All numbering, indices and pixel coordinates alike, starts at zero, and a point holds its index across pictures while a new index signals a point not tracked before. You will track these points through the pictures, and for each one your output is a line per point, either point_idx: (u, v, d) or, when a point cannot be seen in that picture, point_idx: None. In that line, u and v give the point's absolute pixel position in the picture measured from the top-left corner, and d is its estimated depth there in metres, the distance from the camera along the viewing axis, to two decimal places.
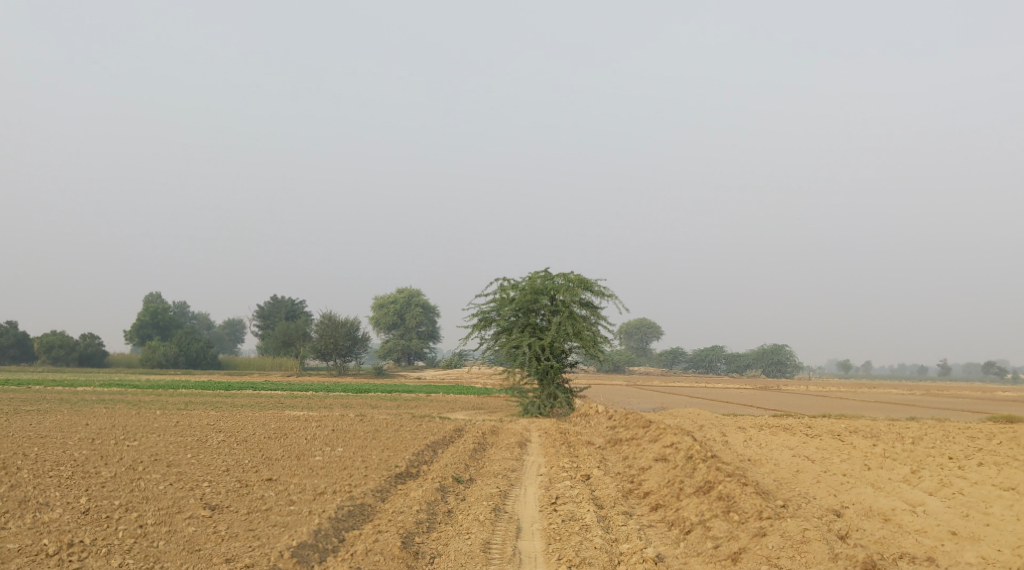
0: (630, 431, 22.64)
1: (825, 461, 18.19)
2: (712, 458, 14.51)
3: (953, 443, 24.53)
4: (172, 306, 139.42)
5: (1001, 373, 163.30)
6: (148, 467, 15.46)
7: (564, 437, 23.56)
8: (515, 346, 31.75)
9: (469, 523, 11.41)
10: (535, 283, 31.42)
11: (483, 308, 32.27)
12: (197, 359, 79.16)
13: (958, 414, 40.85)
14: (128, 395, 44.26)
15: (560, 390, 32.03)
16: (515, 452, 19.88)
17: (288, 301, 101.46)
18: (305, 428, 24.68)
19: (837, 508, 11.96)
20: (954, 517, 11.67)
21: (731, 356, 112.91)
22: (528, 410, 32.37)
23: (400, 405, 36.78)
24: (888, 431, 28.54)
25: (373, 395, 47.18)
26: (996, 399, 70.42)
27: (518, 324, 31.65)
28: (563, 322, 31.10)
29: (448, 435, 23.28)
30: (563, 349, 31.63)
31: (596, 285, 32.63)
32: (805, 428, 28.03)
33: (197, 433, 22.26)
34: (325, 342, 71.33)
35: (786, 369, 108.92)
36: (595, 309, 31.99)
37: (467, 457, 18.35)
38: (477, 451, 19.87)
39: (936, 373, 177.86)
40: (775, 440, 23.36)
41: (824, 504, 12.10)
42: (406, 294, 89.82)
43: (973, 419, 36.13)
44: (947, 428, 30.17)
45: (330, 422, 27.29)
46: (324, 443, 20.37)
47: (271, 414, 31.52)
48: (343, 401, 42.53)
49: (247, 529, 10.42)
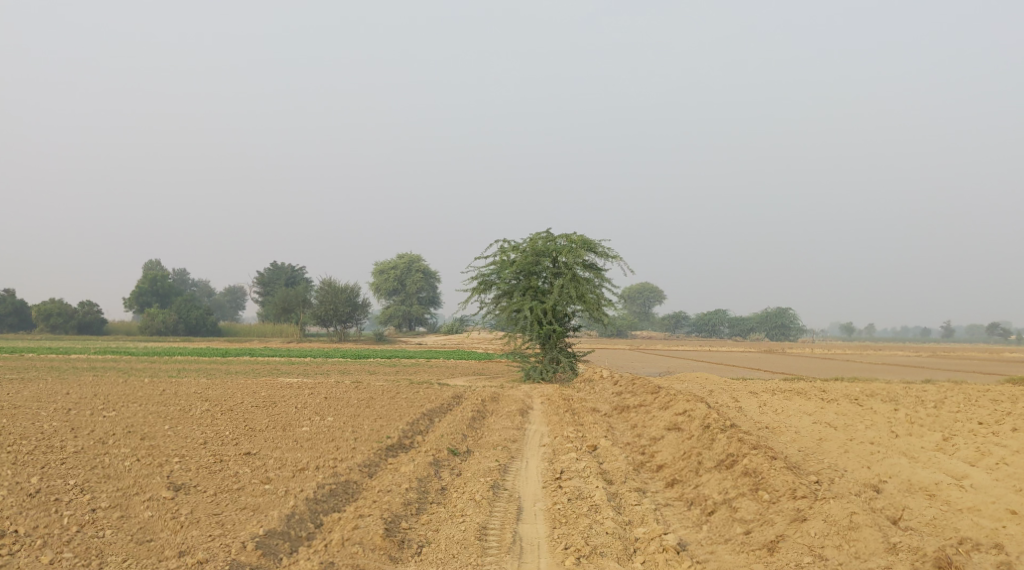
0: (638, 397, 21.47)
1: (848, 429, 17.00)
2: (731, 427, 13.27)
3: (976, 406, 23.41)
4: (172, 273, 138.02)
5: (1004, 335, 162.16)
6: (119, 440, 14.29)
7: (567, 403, 22.36)
8: (515, 310, 30.51)
9: (464, 504, 10.23)
10: (536, 244, 30.16)
11: (482, 271, 31.02)
12: (197, 326, 78.11)
13: (973, 377, 39.62)
14: (121, 363, 43.12)
15: (562, 355, 30.80)
16: (516, 421, 18.69)
17: (289, 268, 100.11)
18: (298, 397, 23.58)
19: (874, 481, 10.77)
20: (1008, 493, 10.51)
21: (733, 321, 111.84)
22: (529, 377, 31.17)
23: (399, 372, 35.61)
24: (907, 395, 27.43)
25: (372, 361, 46.02)
26: (1005, 361, 69.37)
27: (520, 287, 30.39)
28: (566, 285, 29.83)
29: (446, 403, 22.10)
30: (566, 313, 30.39)
31: (599, 246, 31.39)
32: (820, 393, 26.90)
33: (181, 403, 21.04)
34: (325, 309, 70.20)
35: (790, 332, 107.82)
36: (599, 271, 30.75)
37: (463, 426, 17.11)
38: (476, 420, 18.68)
39: (939, 337, 176.83)
40: (791, 405, 22.22)
41: (859, 478, 10.90)
42: (406, 260, 88.44)
43: (989, 382, 34.92)
44: (966, 392, 28.94)
45: (324, 391, 26.14)
46: (314, 413, 19.17)
47: (264, 382, 30.35)
48: (341, 367, 41.38)
49: (211, 513, 9.33)
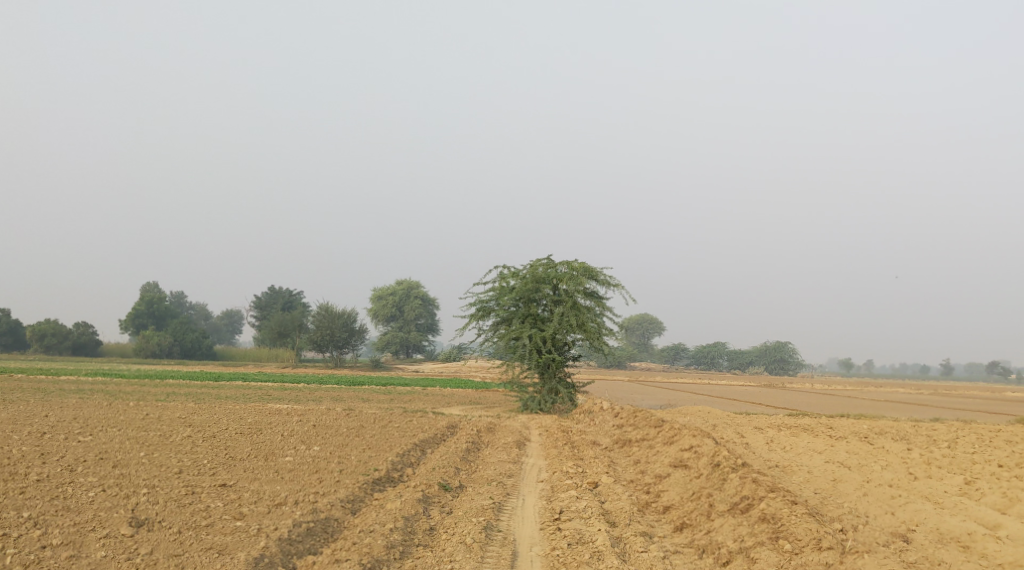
0: (640, 431, 20.61)
1: (863, 470, 16.13)
2: (744, 466, 12.40)
3: (991, 447, 22.55)
4: (169, 296, 137.08)
5: (1004, 374, 160.95)
6: (88, 468, 13.39)
7: (566, 436, 21.48)
8: (514, 338, 29.65)
9: (453, 547, 9.38)
10: (537, 271, 29.36)
11: (480, 297, 30.19)
12: (192, 349, 77.11)
13: (981, 416, 38.70)
14: (109, 385, 42.10)
15: (561, 385, 29.90)
16: (512, 453, 17.81)
17: (286, 292, 99.30)
18: (286, 424, 22.70)
19: (902, 532, 9.92)
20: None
21: (733, 353, 110.99)
22: (527, 407, 30.23)
23: (393, 400, 34.67)
24: (916, 433, 26.52)
25: (367, 388, 45.10)
26: (1008, 400, 68.35)
27: (519, 314, 29.55)
28: (566, 313, 28.98)
29: (439, 433, 21.20)
30: (566, 342, 29.53)
31: (601, 274, 30.58)
32: (827, 429, 26.03)
33: (163, 428, 20.13)
34: (321, 334, 69.22)
35: (789, 366, 106.85)
36: (600, 300, 29.92)
37: (457, 459, 16.23)
38: (471, 452, 17.80)
39: (938, 374, 175.68)
40: (800, 442, 21.35)
41: (886, 528, 10.05)
42: (406, 286, 87.59)
43: (998, 421, 34.05)
44: (977, 431, 28.09)
45: (314, 417, 25.26)
46: (301, 441, 18.30)
47: (254, 407, 29.43)
48: (335, 393, 40.38)
49: (172, 555, 8.55)
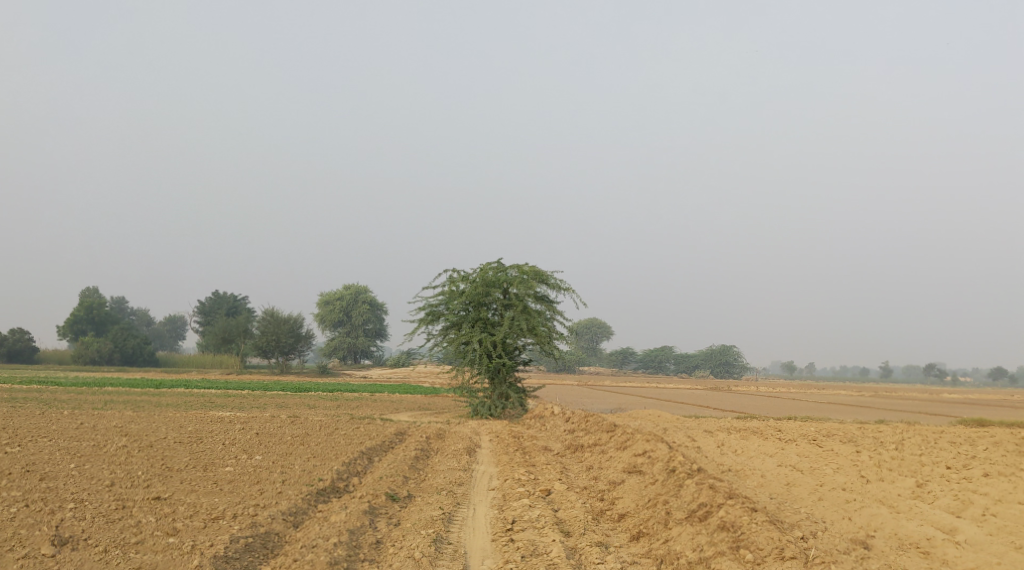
0: (592, 436, 20.37)
1: (815, 473, 16.02)
2: (700, 472, 12.16)
3: (938, 449, 22.78)
4: (109, 301, 133.82)
5: (941, 376, 164.72)
6: (12, 481, 12.65)
7: (517, 442, 21.13)
8: (464, 343, 29.22)
9: (401, 563, 8.98)
10: (487, 275, 29.02)
11: (429, 301, 29.72)
12: (133, 356, 75.18)
13: (923, 417, 39.31)
14: (44, 394, 40.62)
15: (512, 390, 29.53)
16: (463, 460, 17.39)
17: (231, 297, 97.49)
18: (228, 432, 21.97)
19: (860, 540, 9.76)
20: (996, 561, 9.55)
21: (679, 357, 111.88)
22: (477, 413, 29.76)
23: (340, 407, 33.96)
24: (863, 435, 26.69)
25: (313, 394, 44.22)
26: (946, 402, 69.95)
27: (469, 318, 29.15)
28: (516, 317, 28.74)
29: (387, 440, 20.70)
30: (516, 346, 29.24)
31: (551, 278, 30.39)
32: (776, 433, 26.10)
33: (96, 438, 19.29)
34: (266, 339, 67.96)
35: (735, 369, 108.09)
36: (550, 304, 29.71)
37: (405, 467, 15.73)
38: (419, 459, 17.33)
39: (878, 377, 179.35)
40: (751, 446, 21.30)
41: (844, 536, 9.89)
42: (353, 290, 86.45)
43: (941, 423, 34.59)
44: (922, 433, 28.44)
45: (258, 425, 24.53)
46: (242, 451, 17.64)
47: (195, 414, 28.55)
48: (280, 400, 39.48)
49: None
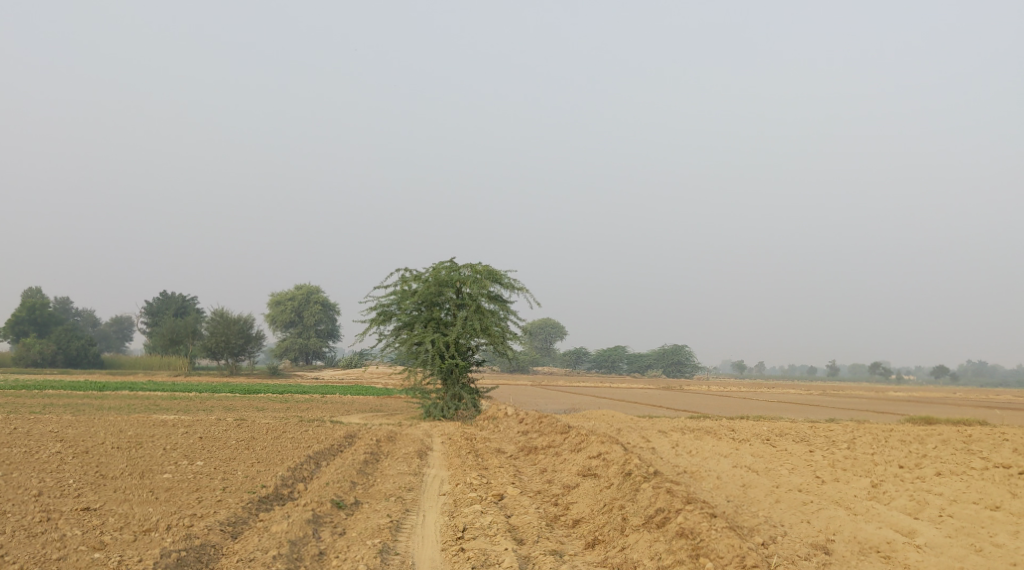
0: (546, 438, 20.02)
1: (770, 474, 15.80)
2: (657, 475, 11.87)
3: (890, 447, 22.82)
4: (53, 302, 130.57)
5: (887, 374, 167.70)
6: None
7: (469, 444, 20.71)
8: (416, 343, 28.72)
9: None
10: (439, 274, 28.58)
11: (381, 301, 29.17)
12: (77, 358, 73.30)
13: (873, 415, 39.65)
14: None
15: (464, 391, 29.07)
16: (413, 464, 16.94)
17: (180, 297, 95.67)
18: (170, 437, 21.25)
19: (816, 552, 9.56)
20: (954, 567, 9.35)
21: (632, 357, 112.30)
22: (430, 414, 29.21)
23: (289, 409, 33.21)
24: (816, 434, 26.67)
25: (262, 396, 43.33)
26: (893, 400, 71.11)
27: (421, 318, 28.66)
28: (469, 317, 28.35)
29: (336, 443, 20.15)
30: (469, 347, 28.82)
31: (504, 277, 30.05)
32: (730, 432, 25.96)
33: (29, 444, 18.48)
34: (215, 341, 66.61)
35: (686, 369, 108.87)
36: (504, 304, 29.36)
37: (353, 472, 15.23)
38: (369, 464, 16.82)
39: (827, 375, 182.10)
40: (705, 446, 21.11)
41: (803, 546, 9.68)
42: (305, 290, 85.06)
43: (891, 421, 34.86)
44: (874, 431, 28.57)
45: (202, 429, 23.80)
46: (183, 456, 17.00)
47: (137, 418, 27.67)
48: (227, 402, 38.53)
49: None
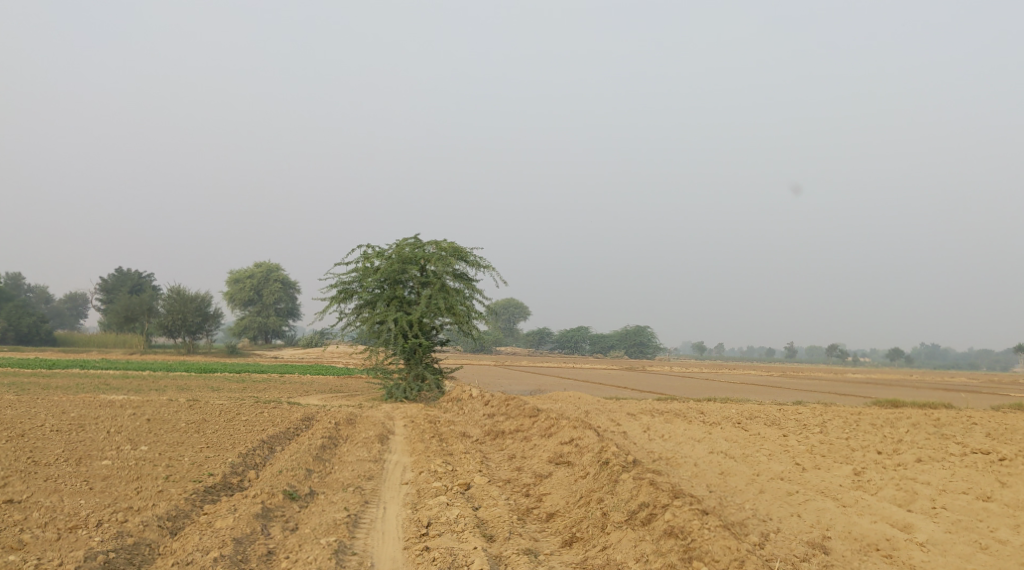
0: (513, 422, 19.23)
1: (748, 461, 15.11)
2: (637, 463, 11.18)
3: (864, 431, 22.34)
4: (4, 278, 127.03)
5: (844, 357, 169.58)
6: None
7: (433, 427, 19.82)
8: (378, 322, 27.73)
9: None
10: (403, 251, 27.63)
11: (342, 279, 28.13)
12: (29, 335, 71.12)
13: (839, 398, 39.33)
14: None
15: (428, 371, 28.14)
16: (373, 449, 16.04)
17: (135, 274, 93.50)
18: (115, 419, 20.11)
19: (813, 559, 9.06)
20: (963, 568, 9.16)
21: (595, 338, 112.06)
22: (391, 395, 28.18)
23: (245, 390, 32.01)
24: (785, 417, 26.14)
25: (218, 376, 41.99)
26: (853, 382, 71.53)
27: (384, 296, 27.68)
28: (434, 296, 27.45)
29: (292, 426, 19.14)
30: (433, 326, 27.93)
31: (469, 255, 29.19)
32: (700, 416, 25.30)
33: None
34: (172, 318, 64.88)
35: (648, 350, 108.84)
36: (469, 282, 28.48)
37: (308, 459, 14.30)
38: (325, 449, 15.87)
39: (784, 357, 184.08)
40: (677, 430, 20.43)
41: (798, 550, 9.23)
42: (264, 268, 83.05)
43: (859, 404, 34.50)
44: (843, 414, 28.12)
45: (150, 410, 22.65)
46: (124, 441, 15.95)
47: (84, 398, 26.33)
48: (182, 382, 37.15)
49: None
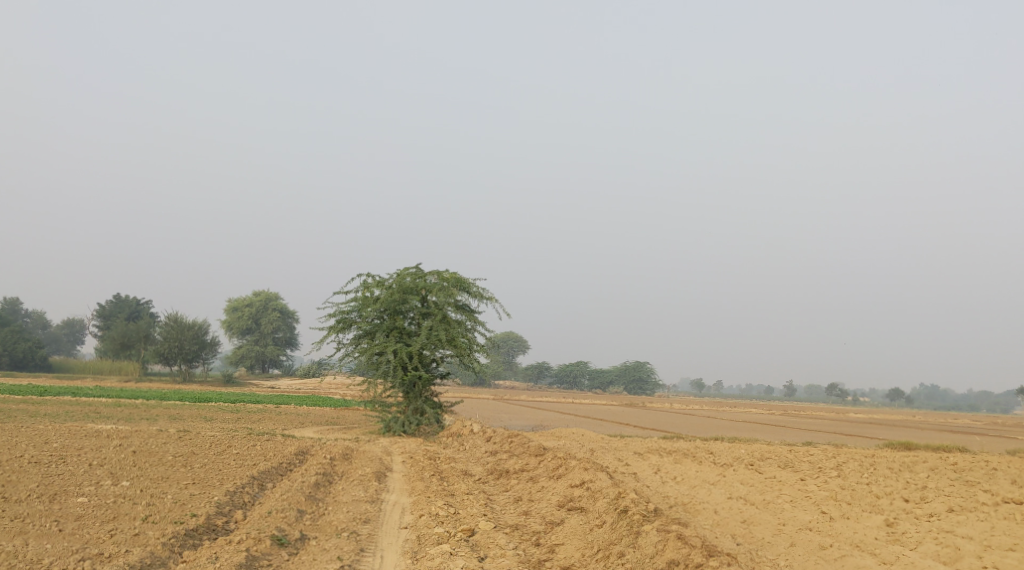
0: (518, 461, 18.28)
1: (771, 508, 14.15)
2: (660, 513, 10.31)
3: (883, 476, 21.37)
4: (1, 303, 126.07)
5: (843, 397, 168.11)
6: None
7: (433, 464, 18.85)
8: (377, 353, 26.83)
9: None
10: (404, 280, 26.80)
11: (341, 308, 27.27)
12: (23, 360, 70.09)
13: (849, 439, 38.23)
14: None
15: (427, 405, 27.18)
16: (370, 488, 15.10)
17: (133, 300, 92.55)
18: (100, 450, 19.19)
19: None
20: None
21: (594, 372, 111.01)
22: (389, 429, 27.21)
23: (238, 421, 31.01)
24: (799, 459, 25.16)
25: (213, 406, 40.91)
26: (856, 422, 70.52)
27: (383, 327, 26.83)
28: (435, 327, 26.58)
29: (286, 461, 18.23)
30: (434, 358, 27.05)
31: (472, 286, 28.36)
32: (710, 456, 24.33)
33: None
34: (168, 346, 63.84)
35: (647, 386, 107.84)
36: (471, 314, 27.62)
37: (300, 498, 13.36)
38: (319, 487, 14.96)
39: (783, 395, 182.48)
40: (688, 471, 19.48)
41: None
42: (263, 297, 82.26)
43: (871, 446, 33.44)
44: (857, 456, 27.12)
45: (138, 441, 21.73)
46: (106, 475, 15.06)
47: (70, 428, 25.38)
48: (174, 412, 36.10)
49: None
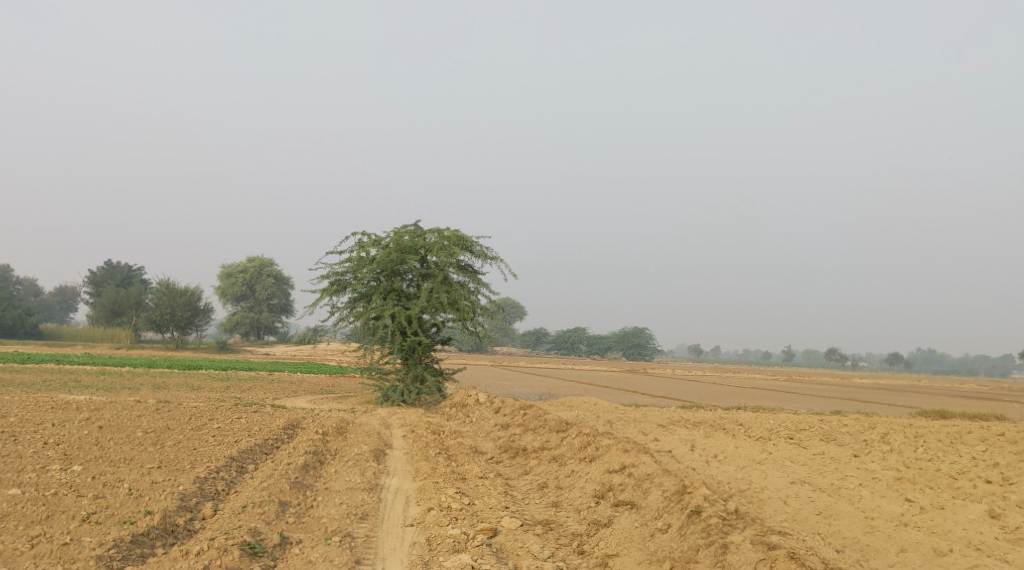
0: (536, 437, 15.99)
1: (847, 496, 11.86)
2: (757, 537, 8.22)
3: (941, 450, 19.08)
4: None
5: (841, 361, 166.34)
6: None
7: (438, 440, 16.56)
8: (374, 318, 24.58)
9: None
10: (402, 239, 24.40)
11: (334, 270, 24.92)
12: (12, 328, 67.73)
13: (875, 406, 36.02)
14: None
15: (428, 373, 24.85)
16: (368, 472, 12.81)
17: (125, 267, 90.15)
18: (60, 426, 16.82)
19: None
20: None
21: (592, 339, 108.97)
22: (388, 399, 24.94)
23: (226, 391, 28.71)
24: (838, 430, 22.86)
25: (203, 374, 38.62)
26: (864, 388, 68.65)
27: (380, 290, 24.51)
28: (435, 289, 24.25)
29: (272, 438, 15.91)
30: (434, 323, 24.80)
31: (475, 245, 25.98)
32: (741, 428, 22.07)
33: None
34: (161, 313, 61.41)
35: (647, 352, 106.16)
36: (475, 275, 25.27)
37: (283, 486, 11.10)
38: (308, 470, 12.68)
39: (782, 358, 181.78)
40: (727, 447, 17.24)
41: None
42: (258, 263, 79.82)
43: (904, 415, 31.19)
44: (897, 427, 24.86)
45: (109, 415, 19.38)
46: (55, 458, 12.75)
47: (39, 399, 23.07)
48: (159, 381, 33.72)
49: None
